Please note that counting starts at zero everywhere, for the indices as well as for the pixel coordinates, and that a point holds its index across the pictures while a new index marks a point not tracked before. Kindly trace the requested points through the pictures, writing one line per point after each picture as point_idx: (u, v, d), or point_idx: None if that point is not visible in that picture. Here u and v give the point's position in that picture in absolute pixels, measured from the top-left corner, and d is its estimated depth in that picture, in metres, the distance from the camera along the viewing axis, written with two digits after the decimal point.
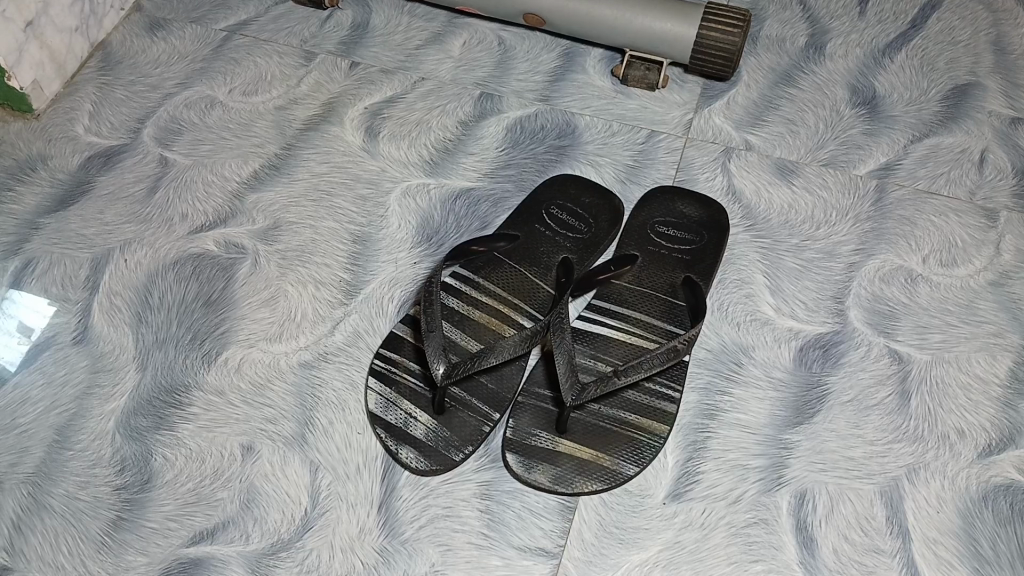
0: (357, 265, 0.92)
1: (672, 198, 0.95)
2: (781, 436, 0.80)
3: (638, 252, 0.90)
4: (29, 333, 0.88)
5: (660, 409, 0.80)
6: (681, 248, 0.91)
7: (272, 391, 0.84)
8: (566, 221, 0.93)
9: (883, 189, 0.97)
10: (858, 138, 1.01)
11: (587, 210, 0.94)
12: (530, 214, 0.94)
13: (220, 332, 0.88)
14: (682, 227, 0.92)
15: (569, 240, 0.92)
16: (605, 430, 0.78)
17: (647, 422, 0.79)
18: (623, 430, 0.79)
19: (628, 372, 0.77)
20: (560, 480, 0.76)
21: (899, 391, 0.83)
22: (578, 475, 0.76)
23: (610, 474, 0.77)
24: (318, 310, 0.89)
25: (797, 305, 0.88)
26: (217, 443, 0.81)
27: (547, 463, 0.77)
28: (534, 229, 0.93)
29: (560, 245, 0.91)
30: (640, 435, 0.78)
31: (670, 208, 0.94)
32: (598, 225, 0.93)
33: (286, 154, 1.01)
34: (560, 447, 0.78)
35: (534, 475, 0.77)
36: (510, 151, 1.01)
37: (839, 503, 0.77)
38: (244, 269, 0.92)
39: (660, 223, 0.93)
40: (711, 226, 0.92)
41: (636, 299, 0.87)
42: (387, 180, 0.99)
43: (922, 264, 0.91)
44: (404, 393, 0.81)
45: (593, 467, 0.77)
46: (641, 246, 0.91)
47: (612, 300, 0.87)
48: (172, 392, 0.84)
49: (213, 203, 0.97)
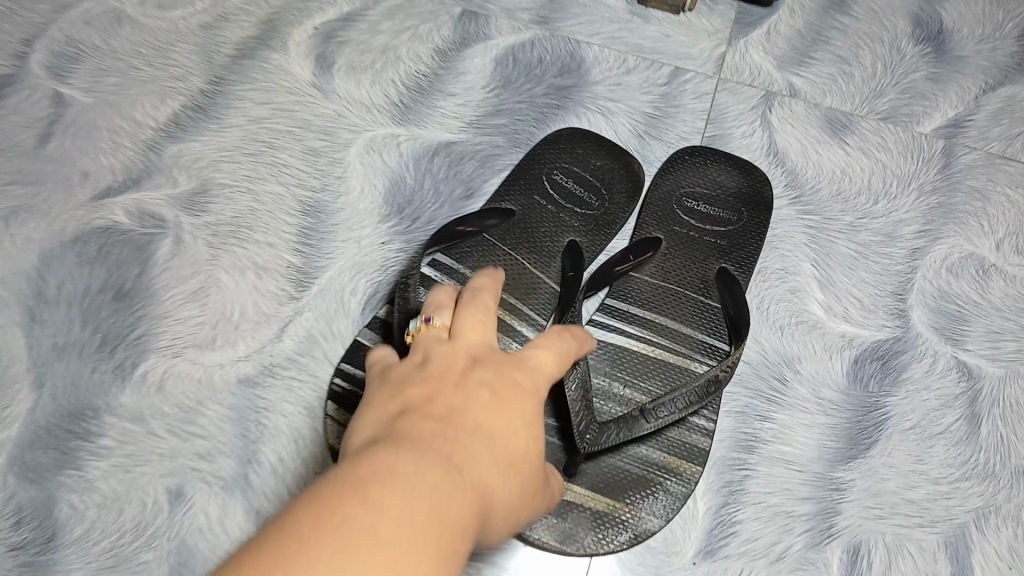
0: (310, 245, 0.74)
1: (703, 162, 0.78)
2: (831, 474, 0.67)
3: (663, 235, 0.74)
4: None
5: (689, 445, 0.67)
6: (715, 229, 0.75)
7: (204, 416, 0.67)
8: (572, 192, 0.76)
9: (951, 152, 0.80)
10: (921, 84, 0.83)
11: (600, 176, 0.77)
12: (528, 182, 0.76)
13: (136, 336, 0.69)
14: (715, 202, 0.76)
15: (577, 217, 0.75)
16: (625, 474, 0.65)
17: (675, 461, 0.66)
18: (648, 474, 0.65)
19: (658, 414, 0.62)
20: (569, 538, 0.62)
21: (968, 415, 0.70)
22: (593, 533, 0.62)
23: (633, 530, 0.63)
24: (261, 307, 0.71)
25: (851, 304, 0.73)
26: (138, 487, 0.64)
27: (554, 517, 0.63)
28: (534, 202, 0.75)
29: (566, 223, 0.74)
30: (666, 479, 0.65)
31: (700, 177, 0.77)
32: (613, 198, 0.76)
33: (216, 91, 0.80)
34: (569, 496, 0.64)
35: (537, 533, 0.62)
36: (500, 93, 0.81)
37: (898, 558, 0.65)
38: (165, 249, 0.73)
39: (688, 197, 0.76)
40: (752, 201, 0.76)
41: (661, 299, 0.71)
42: (345, 129, 0.79)
43: (995, 251, 0.76)
44: None
45: (611, 522, 0.63)
46: (666, 226, 0.75)
47: (632, 299, 0.71)
48: (80, 417, 0.66)
49: (124, 158, 0.76)
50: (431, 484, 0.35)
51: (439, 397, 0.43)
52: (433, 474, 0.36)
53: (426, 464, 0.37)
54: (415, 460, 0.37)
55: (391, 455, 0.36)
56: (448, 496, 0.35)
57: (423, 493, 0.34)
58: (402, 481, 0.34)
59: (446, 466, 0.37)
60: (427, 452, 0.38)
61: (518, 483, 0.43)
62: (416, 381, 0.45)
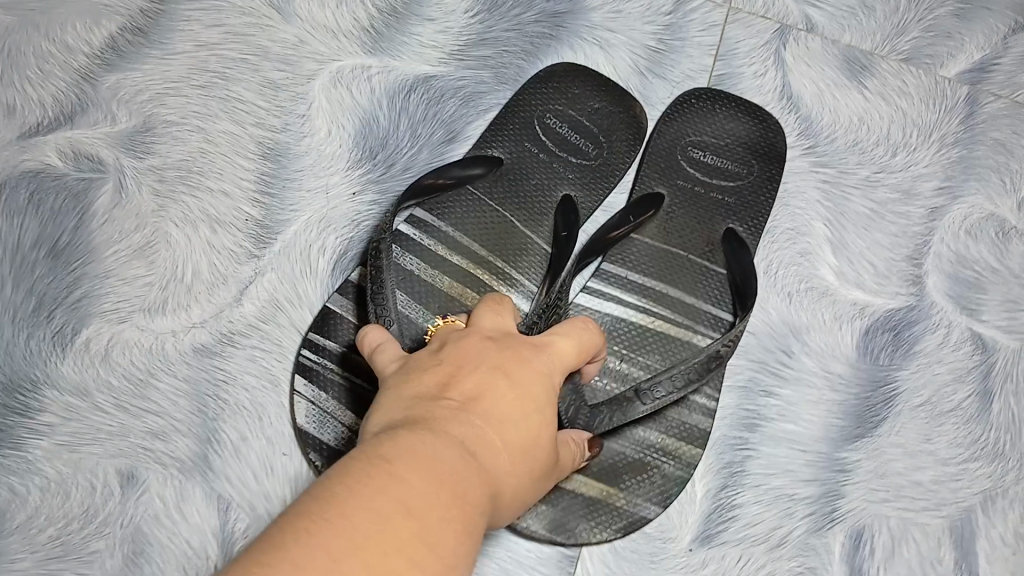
0: (271, 195, 0.66)
1: (711, 107, 0.71)
2: (837, 455, 0.63)
3: (665, 190, 0.68)
4: None
5: (691, 427, 0.62)
6: (722, 185, 0.69)
7: (157, 390, 0.60)
8: (567, 137, 0.69)
9: (976, 100, 0.74)
10: (948, 21, 0.75)
11: (598, 123, 0.69)
12: (520, 126, 0.69)
13: (76, 298, 0.61)
14: (724, 152, 0.70)
15: (572, 168, 0.68)
16: (622, 458, 0.61)
17: (675, 444, 0.62)
18: (646, 458, 0.61)
19: (655, 396, 0.56)
20: (559, 527, 0.59)
21: (980, 392, 0.66)
22: (585, 521, 0.59)
23: (627, 517, 0.60)
24: (216, 267, 0.63)
25: (864, 269, 0.68)
26: (86, 469, 0.58)
27: (544, 504, 0.59)
28: (525, 148, 0.68)
29: (560, 173, 0.67)
30: (666, 464, 0.61)
31: (707, 124, 0.70)
32: (613, 145, 0.69)
33: (157, 10, 0.69)
34: (562, 481, 0.60)
35: (527, 522, 0.59)
36: (485, 19, 0.72)
37: (901, 543, 0.62)
38: (106, 198, 0.64)
39: (694, 147, 0.70)
40: (763, 153, 0.70)
41: (664, 263, 0.65)
42: (308, 59, 0.69)
43: (1017, 212, 0.71)
44: (344, 400, 0.59)
45: (604, 509, 0.60)
46: (668, 179, 0.68)
47: (630, 262, 0.65)
48: (14, 391, 0.59)
49: (53, 89, 0.66)
50: (446, 466, 0.36)
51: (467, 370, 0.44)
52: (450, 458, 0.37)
53: (445, 444, 0.38)
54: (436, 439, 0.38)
55: (416, 433, 0.38)
56: (461, 480, 0.37)
57: (439, 477, 0.36)
58: (418, 462, 0.36)
59: (465, 450, 0.38)
60: (453, 432, 0.39)
61: (539, 461, 0.44)
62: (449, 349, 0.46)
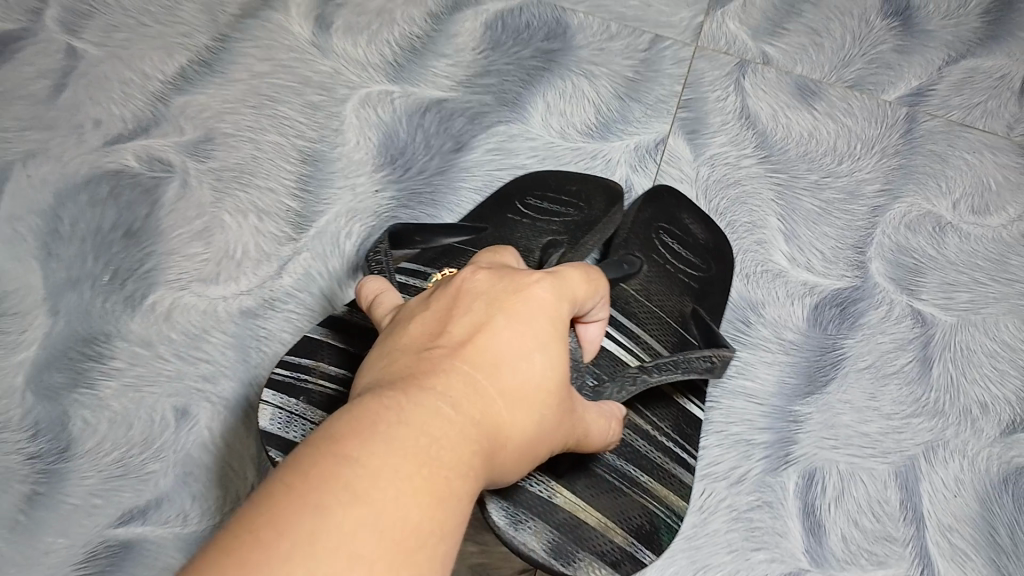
0: (307, 192, 0.79)
1: (679, 203, 0.78)
2: (790, 408, 0.72)
3: (641, 258, 0.74)
4: None
5: (675, 477, 0.65)
6: (688, 270, 0.74)
7: (209, 343, 0.72)
8: (547, 209, 0.77)
9: (913, 119, 0.85)
10: (888, 55, 0.88)
11: (581, 204, 0.77)
12: (503, 201, 0.77)
13: (146, 270, 0.74)
14: (689, 246, 0.76)
15: (558, 227, 0.75)
16: (614, 489, 0.62)
17: (664, 491, 0.64)
18: (637, 496, 0.62)
19: (649, 375, 0.60)
20: (558, 552, 0.56)
21: (921, 358, 0.75)
22: (580, 548, 0.57)
23: (623, 551, 0.59)
24: (262, 247, 0.76)
25: (814, 255, 0.78)
26: (146, 406, 0.70)
27: (540, 522, 0.57)
28: (505, 218, 0.76)
29: (542, 230, 0.75)
30: (655, 505, 0.63)
31: (678, 218, 0.77)
32: (592, 207, 0.76)
33: (221, 48, 0.85)
34: (559, 499, 0.58)
35: (524, 540, 0.56)
36: (489, 55, 0.86)
37: (850, 484, 0.70)
38: (172, 193, 0.77)
39: (667, 230, 0.76)
40: (720, 253, 0.76)
41: (643, 315, 0.70)
42: (342, 86, 0.84)
43: (951, 211, 0.81)
44: (318, 404, 0.61)
45: (598, 537, 0.58)
46: (644, 252, 0.74)
47: (617, 306, 0.70)
48: (91, 342, 0.71)
49: (134, 107, 0.81)
50: (408, 434, 0.35)
51: (449, 335, 0.43)
52: (420, 425, 0.36)
53: (415, 411, 0.37)
54: (406, 407, 0.37)
55: (383, 401, 0.37)
56: (427, 447, 0.36)
57: (405, 448, 0.35)
58: (386, 432, 0.35)
59: (435, 412, 0.37)
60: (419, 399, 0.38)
61: (536, 418, 0.43)
62: (433, 312, 0.45)
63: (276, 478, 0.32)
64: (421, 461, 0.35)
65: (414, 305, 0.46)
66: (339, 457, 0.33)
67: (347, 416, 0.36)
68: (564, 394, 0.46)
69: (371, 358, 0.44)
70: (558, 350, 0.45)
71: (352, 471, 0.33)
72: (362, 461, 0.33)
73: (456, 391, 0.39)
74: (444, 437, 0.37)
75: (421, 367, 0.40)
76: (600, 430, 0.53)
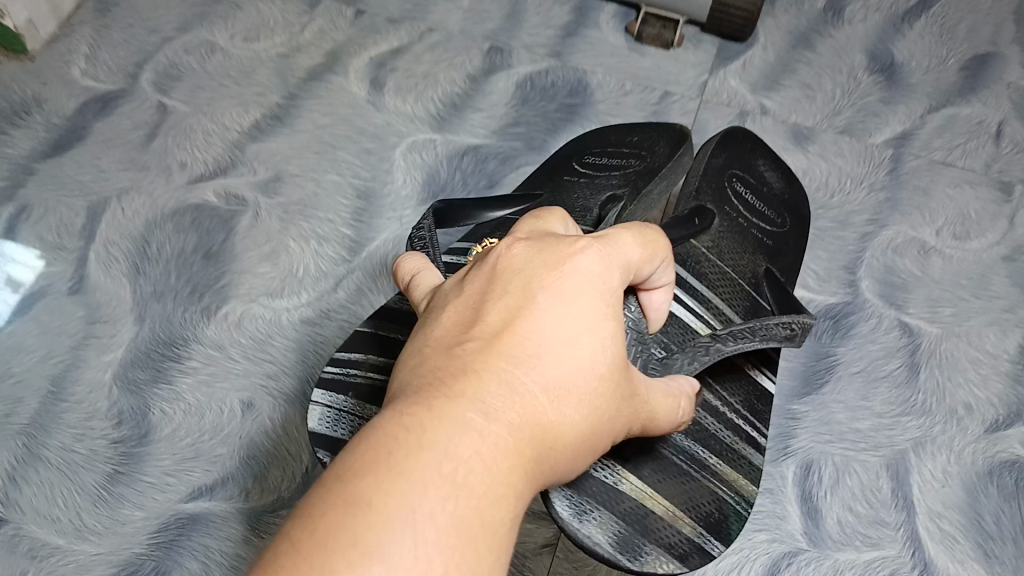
0: (360, 221, 0.90)
1: (754, 157, 0.87)
2: (788, 406, 0.80)
3: (714, 208, 0.82)
4: (18, 286, 0.86)
5: (747, 460, 0.70)
6: (760, 223, 0.83)
7: (273, 346, 0.82)
8: (606, 164, 0.88)
9: (899, 159, 0.95)
10: (875, 105, 0.99)
11: (655, 156, 0.86)
12: (561, 165, 0.89)
13: (220, 286, 0.86)
14: (761, 196, 0.85)
15: (628, 178, 0.85)
16: (687, 477, 0.66)
17: (734, 476, 0.69)
18: (706, 480, 0.67)
19: (722, 344, 0.65)
20: (623, 545, 0.60)
21: (908, 364, 0.82)
22: (646, 541, 0.61)
23: (691, 544, 0.63)
24: (320, 266, 0.87)
25: (809, 275, 0.87)
26: (217, 399, 0.80)
27: (606, 513, 0.61)
28: (563, 177, 0.87)
29: (603, 185, 0.85)
30: (728, 494, 0.67)
31: (751, 169, 0.86)
32: (655, 154, 0.87)
33: (289, 105, 0.98)
34: (624, 487, 0.63)
35: (590, 531, 0.59)
36: (520, 109, 0.99)
37: (844, 474, 0.77)
38: (245, 222, 0.90)
39: (741, 179, 0.85)
40: (792, 208, 0.86)
41: (715, 275, 0.76)
42: (392, 135, 0.97)
43: (935, 237, 0.90)
44: (363, 396, 0.69)
45: (667, 528, 0.63)
46: (719, 202, 0.83)
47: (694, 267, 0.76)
48: (171, 345, 0.82)
49: (213, 153, 0.95)
50: (430, 454, 0.38)
51: (484, 327, 0.45)
52: (448, 444, 0.39)
53: (444, 427, 0.40)
54: (435, 425, 0.39)
55: (405, 426, 0.39)
56: (450, 463, 0.38)
57: (430, 474, 0.37)
58: (403, 461, 0.38)
59: (457, 424, 0.40)
60: (443, 413, 0.40)
61: (584, 408, 0.45)
62: (468, 303, 0.47)
63: (299, 523, 0.35)
64: (448, 485, 0.38)
65: (452, 291, 0.49)
66: (359, 496, 0.36)
67: (376, 438, 0.39)
68: (614, 374, 0.47)
69: (408, 356, 0.47)
70: (602, 327, 0.46)
71: (372, 511, 0.35)
72: (385, 498, 0.36)
73: (491, 396, 0.42)
74: (475, 453, 0.39)
75: (455, 369, 0.43)
76: (667, 410, 0.55)
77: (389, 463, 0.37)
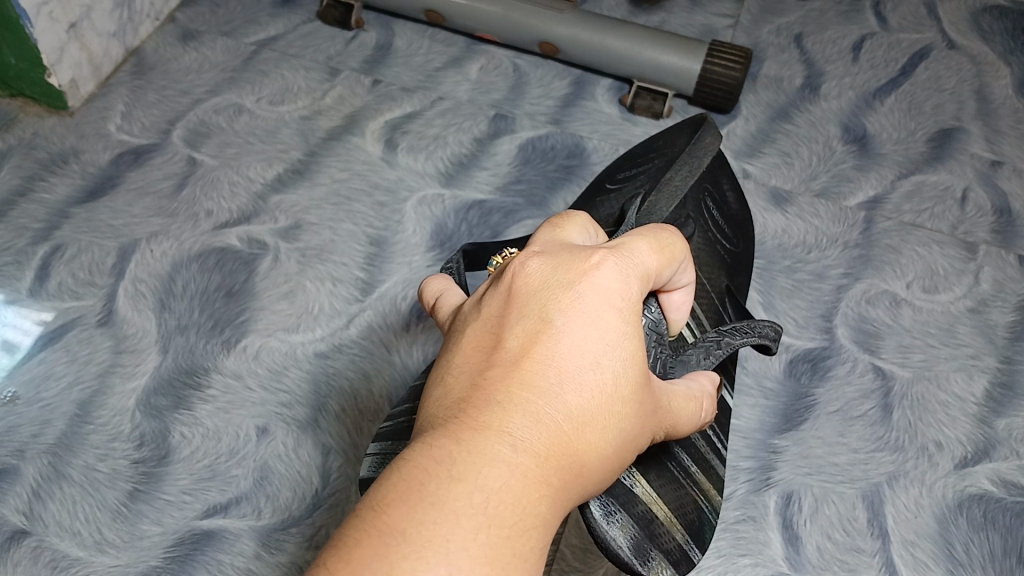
0: (373, 265, 0.97)
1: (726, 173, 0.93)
2: (770, 441, 0.85)
3: (705, 214, 0.87)
4: (21, 348, 0.89)
5: (715, 469, 0.75)
6: (729, 247, 0.90)
7: (288, 376, 0.88)
8: (627, 175, 0.92)
9: (871, 220, 1.03)
10: (848, 171, 1.07)
11: (673, 151, 0.89)
12: (592, 191, 0.94)
13: (241, 320, 0.92)
14: (730, 226, 0.91)
15: (649, 177, 0.88)
16: (676, 481, 0.70)
17: (708, 487, 0.74)
18: (690, 489, 0.71)
19: (729, 338, 0.73)
20: (639, 552, 0.61)
21: (882, 404, 0.88)
22: (652, 547, 0.62)
23: (681, 550, 0.65)
24: (334, 305, 0.94)
25: (789, 321, 0.94)
26: (234, 424, 0.85)
27: (622, 513, 0.61)
28: (592, 200, 0.92)
29: (628, 191, 0.88)
30: (702, 501, 0.72)
31: (717, 187, 0.91)
32: (677, 142, 0.90)
33: (309, 161, 1.07)
34: (640, 490, 0.65)
35: (614, 531, 0.60)
36: (522, 168, 1.07)
37: (823, 504, 0.82)
38: (266, 264, 0.97)
39: (711, 194, 0.89)
40: (743, 232, 0.94)
41: (698, 288, 0.82)
42: (404, 189, 1.04)
43: (905, 289, 0.97)
44: None
45: (665, 534, 0.64)
46: (701, 206, 0.87)
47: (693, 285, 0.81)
48: (193, 374, 0.88)
49: (238, 202, 1.02)
50: (458, 487, 0.41)
51: (505, 352, 0.47)
52: (478, 476, 0.41)
53: (473, 460, 0.42)
54: (465, 457, 0.42)
55: (433, 462, 0.42)
56: (478, 492, 0.41)
57: (463, 506, 0.40)
58: (432, 493, 0.40)
59: (482, 454, 0.42)
60: (470, 445, 0.43)
61: (612, 429, 0.47)
62: (490, 326, 0.49)
63: (335, 552, 0.39)
64: (481, 515, 0.40)
65: (473, 313, 0.51)
66: (394, 529, 0.39)
67: (408, 473, 0.42)
68: (640, 389, 0.49)
69: (438, 377, 0.49)
70: (623, 345, 0.48)
71: (408, 545, 0.38)
72: (419, 531, 0.39)
73: (517, 425, 0.44)
74: (506, 484, 0.42)
75: (479, 399, 0.45)
76: (686, 413, 0.58)
77: (421, 496, 0.40)
